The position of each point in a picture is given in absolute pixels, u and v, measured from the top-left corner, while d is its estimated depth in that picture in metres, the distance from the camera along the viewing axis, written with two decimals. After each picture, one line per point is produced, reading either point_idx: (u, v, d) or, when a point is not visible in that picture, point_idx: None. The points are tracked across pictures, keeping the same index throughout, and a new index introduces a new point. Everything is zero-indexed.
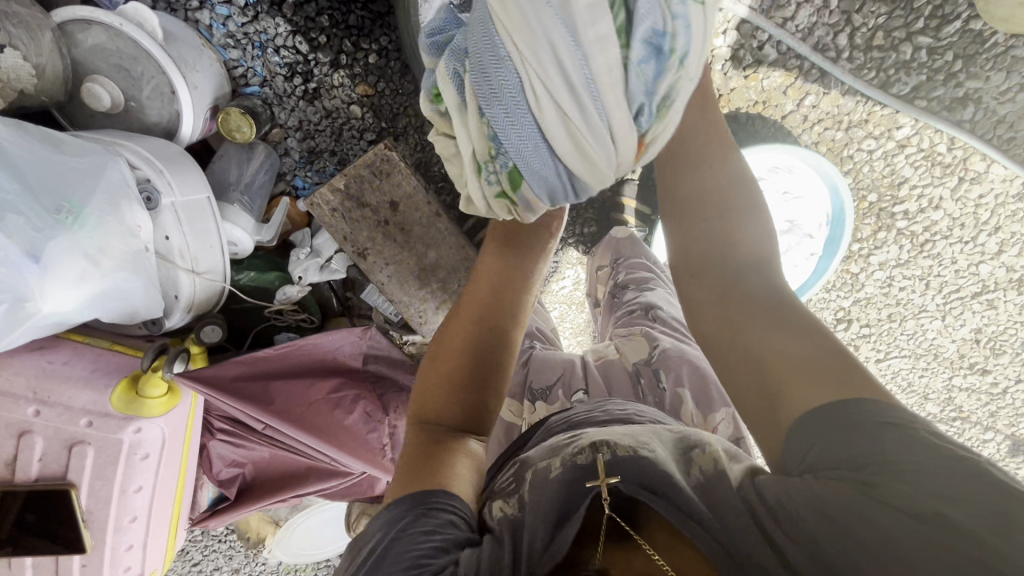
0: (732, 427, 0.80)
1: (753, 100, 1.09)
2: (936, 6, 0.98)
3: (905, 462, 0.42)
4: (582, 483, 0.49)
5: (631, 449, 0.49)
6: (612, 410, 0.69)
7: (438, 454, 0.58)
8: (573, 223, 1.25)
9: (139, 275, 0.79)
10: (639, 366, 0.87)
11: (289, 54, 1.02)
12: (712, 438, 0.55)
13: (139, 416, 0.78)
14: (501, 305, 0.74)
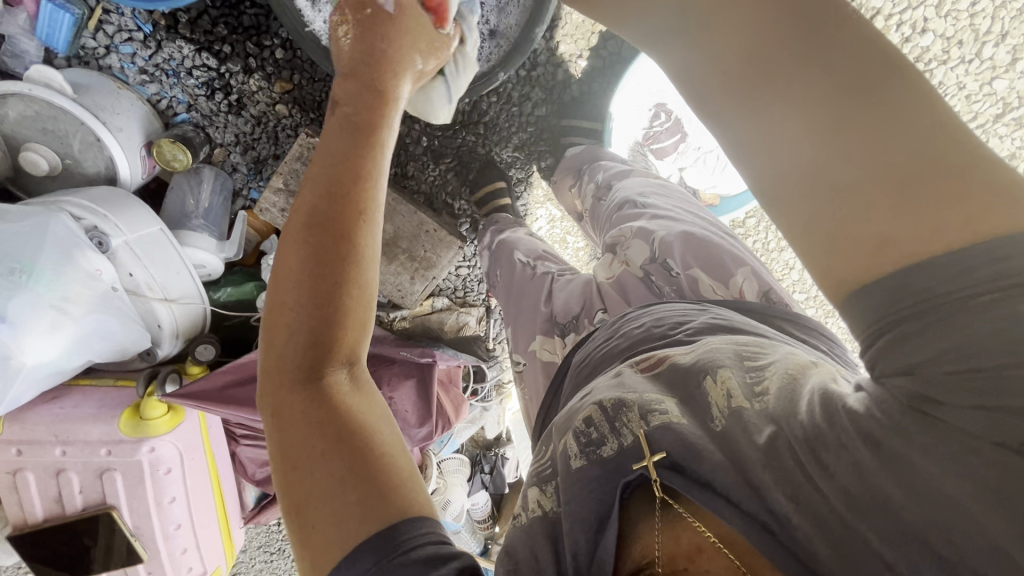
0: (755, 285, 0.76)
1: None
2: None
3: (975, 350, 0.35)
4: (633, 465, 0.47)
5: (664, 419, 0.48)
6: (630, 330, 0.68)
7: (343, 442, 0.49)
8: (528, 160, 1.22)
9: (113, 314, 0.86)
10: (646, 266, 0.81)
11: (202, 73, 1.05)
12: (725, 351, 0.54)
13: (150, 437, 0.85)
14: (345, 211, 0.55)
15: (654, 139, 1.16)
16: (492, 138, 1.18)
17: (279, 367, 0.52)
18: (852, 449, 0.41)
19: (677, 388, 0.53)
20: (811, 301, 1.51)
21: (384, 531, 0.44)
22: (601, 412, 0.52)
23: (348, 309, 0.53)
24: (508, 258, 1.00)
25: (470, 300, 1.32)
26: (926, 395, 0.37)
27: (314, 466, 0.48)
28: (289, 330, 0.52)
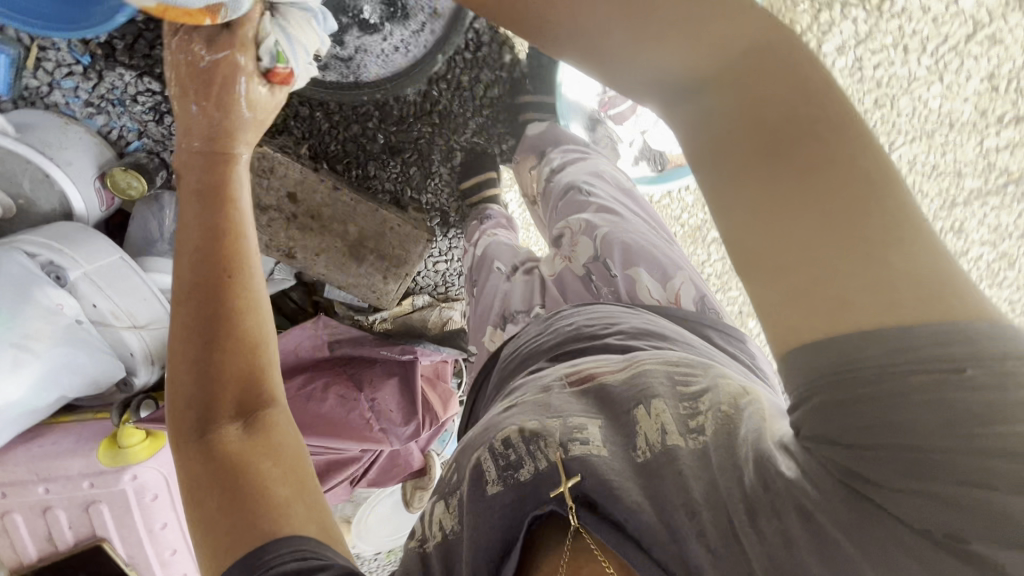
0: (692, 289, 0.78)
1: None
2: None
3: (920, 432, 0.38)
4: (549, 494, 0.48)
5: (585, 450, 0.49)
6: (561, 327, 0.71)
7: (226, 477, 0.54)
8: (488, 144, 1.21)
9: (79, 347, 0.86)
10: (589, 265, 0.82)
11: (148, 98, 1.04)
12: (657, 374, 0.56)
13: (130, 465, 0.85)
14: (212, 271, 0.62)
15: (611, 105, 1.14)
16: (448, 126, 1.17)
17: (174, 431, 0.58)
18: (785, 519, 0.44)
19: (605, 407, 0.54)
20: None
21: (252, 551, 0.49)
22: (519, 434, 0.52)
23: (230, 368, 0.60)
24: (487, 266, 0.98)
25: (451, 294, 1.33)
26: (853, 468, 0.41)
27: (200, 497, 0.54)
28: (182, 387, 0.60)
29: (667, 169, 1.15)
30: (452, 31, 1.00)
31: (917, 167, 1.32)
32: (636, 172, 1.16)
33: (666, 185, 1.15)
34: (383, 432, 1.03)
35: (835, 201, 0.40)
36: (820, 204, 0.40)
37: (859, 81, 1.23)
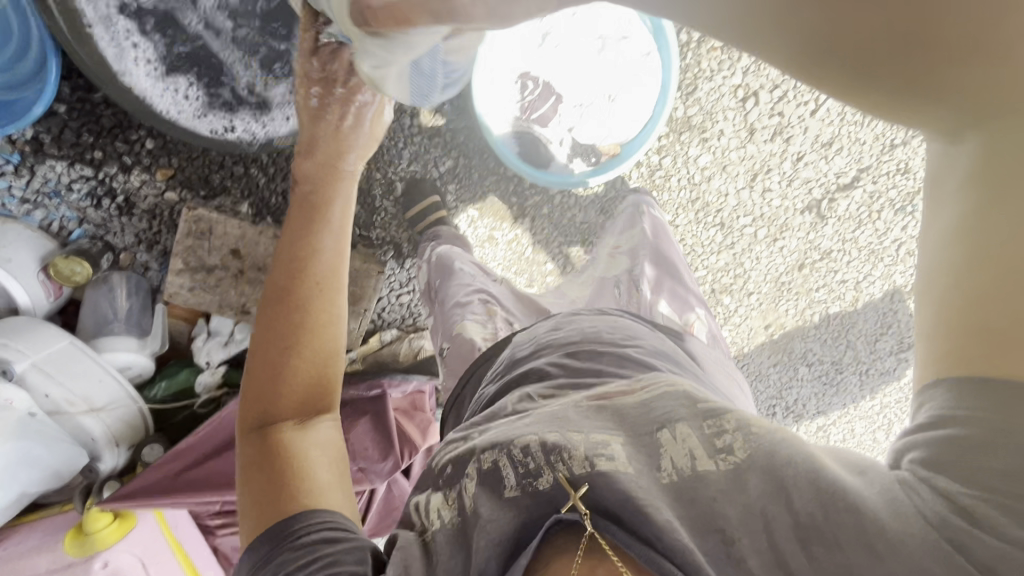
0: (705, 328, 1.08)
1: None
2: None
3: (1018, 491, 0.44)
4: (562, 509, 0.53)
5: (606, 466, 0.54)
6: (579, 326, 0.85)
7: (273, 459, 0.71)
8: (425, 170, 1.23)
9: (35, 440, 0.85)
10: (626, 279, 1.11)
11: (82, 185, 1.06)
12: (679, 397, 0.63)
13: (98, 552, 0.86)
14: (295, 295, 0.83)
15: (532, 109, 1.13)
16: (382, 160, 1.20)
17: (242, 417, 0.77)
18: (847, 551, 0.49)
19: (625, 425, 0.60)
20: (759, 222, 1.50)
21: (278, 520, 0.64)
22: (540, 444, 0.57)
23: (298, 381, 0.79)
24: (449, 274, 1.11)
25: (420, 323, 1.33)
26: (965, 505, 0.46)
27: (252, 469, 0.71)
28: (259, 382, 0.79)
29: (603, 162, 1.18)
30: None
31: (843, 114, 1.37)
32: (572, 170, 1.18)
33: (603, 177, 1.17)
34: (361, 472, 1.06)
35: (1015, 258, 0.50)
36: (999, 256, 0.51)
37: None
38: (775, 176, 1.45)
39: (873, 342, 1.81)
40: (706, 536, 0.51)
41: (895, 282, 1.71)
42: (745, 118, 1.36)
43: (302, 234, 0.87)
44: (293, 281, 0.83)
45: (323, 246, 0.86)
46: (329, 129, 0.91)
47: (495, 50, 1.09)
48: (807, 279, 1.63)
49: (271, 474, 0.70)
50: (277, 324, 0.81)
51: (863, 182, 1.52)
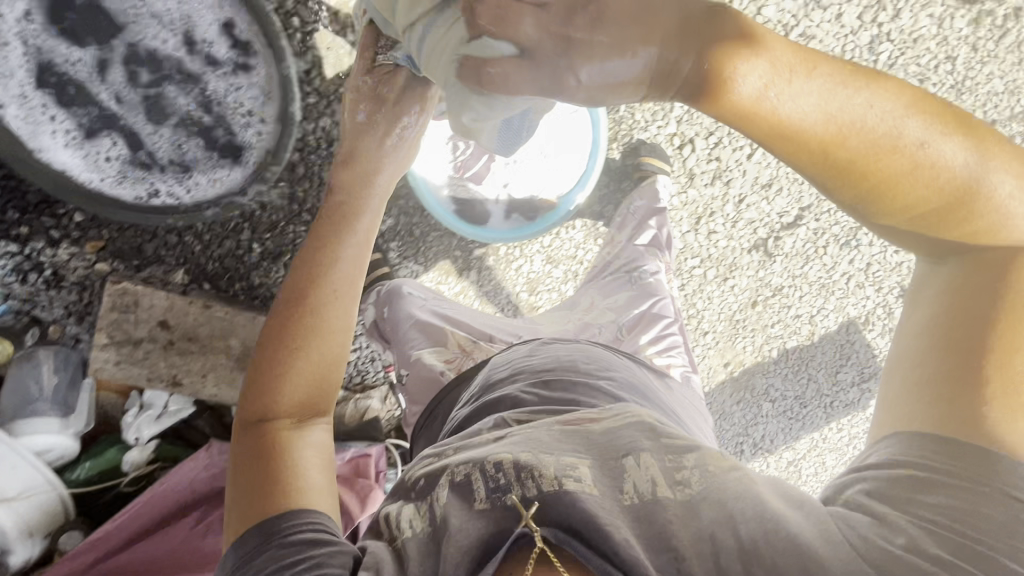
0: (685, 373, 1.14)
1: None
2: None
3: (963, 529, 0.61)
4: (519, 524, 0.59)
5: (557, 484, 0.61)
6: (559, 355, 0.95)
7: (267, 458, 0.76)
8: None
9: None
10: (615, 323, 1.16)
11: (8, 261, 1.05)
12: (640, 421, 0.75)
13: None
14: (313, 294, 0.85)
15: (465, 168, 1.15)
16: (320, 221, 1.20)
17: (241, 404, 0.82)
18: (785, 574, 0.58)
19: (596, 455, 0.68)
20: (707, 263, 1.52)
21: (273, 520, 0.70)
22: (512, 461, 0.65)
23: (305, 377, 0.82)
24: (404, 305, 1.15)
25: (369, 382, 1.30)
26: (930, 531, 0.62)
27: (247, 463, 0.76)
28: (268, 372, 0.82)
29: (540, 215, 1.19)
30: (284, 136, 1.00)
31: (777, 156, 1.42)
32: (510, 225, 1.19)
33: (542, 230, 1.18)
34: None
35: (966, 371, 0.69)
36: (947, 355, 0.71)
37: None
38: (719, 218, 1.47)
39: (834, 374, 1.82)
40: (658, 553, 0.58)
41: (849, 313, 1.73)
42: (684, 164, 1.39)
43: (329, 229, 0.89)
44: (309, 283, 0.86)
45: (348, 251, 0.89)
46: (370, 128, 0.94)
47: None
48: (761, 316, 1.64)
49: (264, 473, 0.75)
50: (292, 318, 0.84)
51: (806, 220, 1.55)
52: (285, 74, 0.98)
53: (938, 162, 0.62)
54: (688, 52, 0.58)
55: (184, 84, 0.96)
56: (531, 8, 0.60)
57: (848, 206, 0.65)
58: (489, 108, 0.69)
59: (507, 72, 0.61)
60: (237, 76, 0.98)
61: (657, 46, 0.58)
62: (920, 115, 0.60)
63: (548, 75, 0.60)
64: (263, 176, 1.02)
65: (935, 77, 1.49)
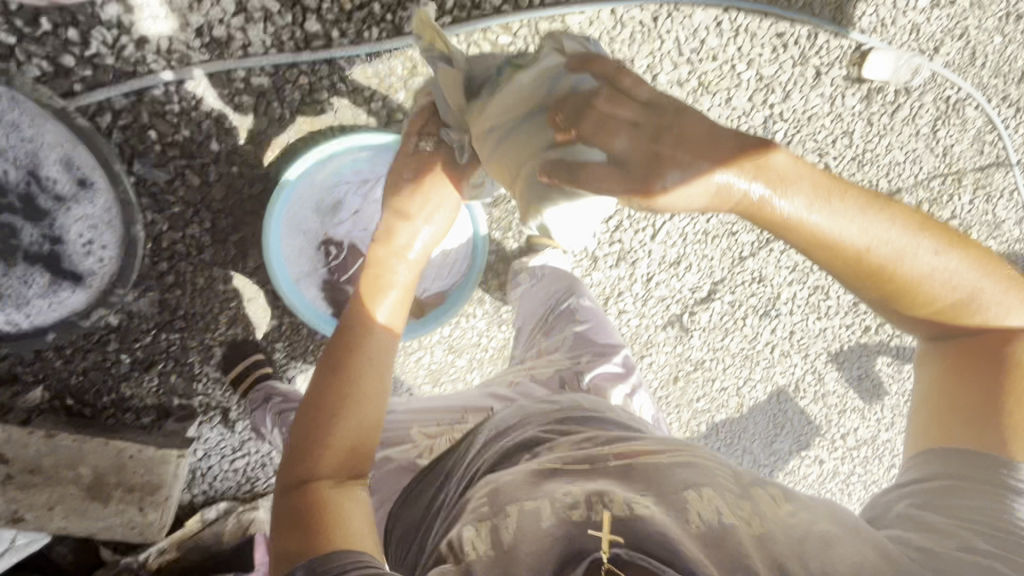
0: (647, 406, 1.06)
1: (292, 128, 1.07)
2: None
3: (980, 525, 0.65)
4: (587, 538, 0.57)
5: (628, 507, 0.59)
6: (577, 396, 0.93)
7: (314, 506, 0.70)
8: (245, 332, 1.18)
9: None
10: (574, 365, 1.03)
11: None
12: (711, 466, 0.71)
13: None
14: (369, 340, 0.83)
15: (342, 273, 1.10)
16: (195, 327, 1.14)
17: (290, 449, 0.76)
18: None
19: (654, 488, 0.65)
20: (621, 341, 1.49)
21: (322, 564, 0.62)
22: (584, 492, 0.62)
23: (346, 436, 0.76)
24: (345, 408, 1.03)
25: (259, 490, 1.27)
26: (959, 536, 0.64)
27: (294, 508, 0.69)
28: (317, 417, 0.77)
29: (427, 312, 1.16)
30: (128, 270, 0.97)
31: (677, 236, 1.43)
32: None
33: (431, 327, 1.15)
34: None
35: (969, 418, 0.73)
36: (960, 409, 0.75)
37: None
38: (628, 298, 1.45)
39: (769, 442, 1.78)
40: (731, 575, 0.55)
41: (778, 383, 1.70)
42: (585, 248, 1.37)
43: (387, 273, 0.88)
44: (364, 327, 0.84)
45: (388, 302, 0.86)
46: (413, 199, 0.91)
47: (292, 220, 1.03)
48: (684, 390, 1.61)
49: (312, 517, 0.68)
50: (346, 362, 0.81)
51: (721, 294, 1.54)
52: (127, 197, 0.94)
53: (952, 269, 0.67)
54: (747, 178, 0.62)
55: (30, 219, 0.92)
56: (628, 125, 0.63)
57: (872, 296, 0.71)
58: (572, 201, 0.82)
59: (604, 177, 0.64)
60: (80, 206, 0.93)
61: (732, 167, 0.62)
62: (931, 232, 0.65)
63: (644, 181, 0.62)
64: (109, 298, 1.00)
65: (832, 151, 1.51)
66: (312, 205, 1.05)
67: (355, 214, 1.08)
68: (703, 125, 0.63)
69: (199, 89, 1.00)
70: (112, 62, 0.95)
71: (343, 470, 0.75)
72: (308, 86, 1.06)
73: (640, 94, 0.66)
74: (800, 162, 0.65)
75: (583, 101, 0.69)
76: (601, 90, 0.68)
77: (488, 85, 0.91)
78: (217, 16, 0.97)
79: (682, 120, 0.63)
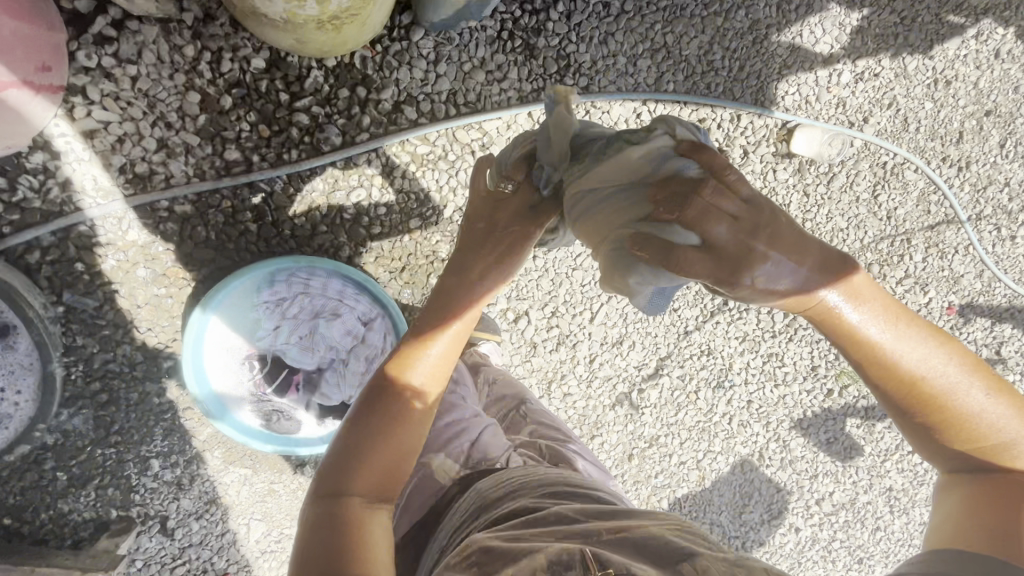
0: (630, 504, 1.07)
1: (217, 247, 1.12)
2: (265, 85, 1.08)
3: None
4: None
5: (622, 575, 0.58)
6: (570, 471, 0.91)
7: (348, 527, 0.66)
8: (181, 442, 1.20)
9: None
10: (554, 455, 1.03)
11: None
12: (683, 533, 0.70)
13: None
14: (433, 351, 0.78)
15: (265, 384, 1.12)
16: (130, 442, 1.16)
17: (336, 446, 0.72)
18: None
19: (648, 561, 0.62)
20: (570, 423, 1.49)
21: None
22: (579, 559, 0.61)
23: (386, 458, 0.71)
24: None
25: None
26: None
27: (325, 524, 0.66)
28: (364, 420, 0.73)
29: None
30: (47, 401, 1.06)
31: (615, 316, 1.44)
32: (321, 430, 1.15)
33: None
34: None
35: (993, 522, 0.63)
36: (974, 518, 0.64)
37: (524, 273, 1.35)
38: (572, 380, 1.45)
39: (739, 514, 1.73)
40: None
41: (739, 453, 1.66)
42: (523, 335, 1.39)
43: (455, 282, 0.84)
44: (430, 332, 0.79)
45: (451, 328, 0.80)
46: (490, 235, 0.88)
47: (213, 339, 1.08)
48: (641, 467, 1.58)
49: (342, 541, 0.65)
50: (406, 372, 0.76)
51: (669, 370, 1.53)
52: (43, 340, 1.03)
53: (1003, 422, 0.67)
54: (825, 284, 0.72)
55: None
56: (729, 216, 0.69)
57: (913, 422, 0.70)
58: (655, 277, 0.78)
59: (693, 259, 0.70)
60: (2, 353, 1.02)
61: (813, 272, 0.71)
62: (980, 373, 0.68)
63: (729, 270, 0.70)
64: (31, 432, 1.08)
65: None
66: (232, 323, 1.09)
67: (274, 328, 1.11)
68: (796, 233, 0.72)
69: (125, 219, 1.06)
70: (38, 205, 1.01)
71: (381, 488, 0.71)
72: (232, 208, 1.11)
73: (742, 191, 0.71)
74: (876, 286, 0.73)
75: (690, 185, 0.71)
76: (709, 180, 0.70)
77: (594, 148, 0.85)
78: (138, 153, 1.04)
79: (777, 225, 0.71)
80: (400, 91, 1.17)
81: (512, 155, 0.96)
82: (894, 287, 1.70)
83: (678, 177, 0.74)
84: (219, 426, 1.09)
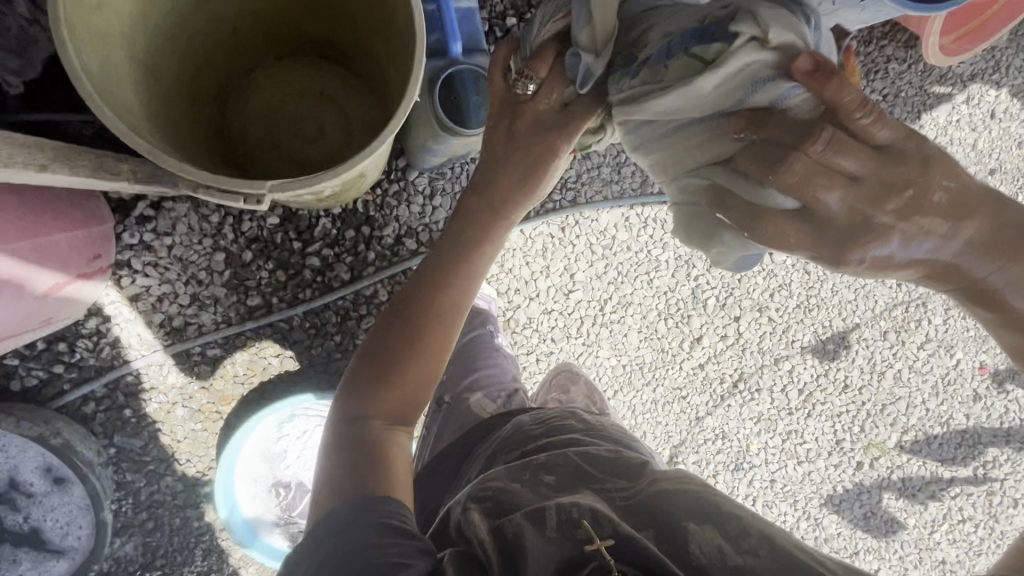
0: None
1: (245, 380, 1.23)
2: (280, 237, 1.21)
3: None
4: (584, 547, 0.58)
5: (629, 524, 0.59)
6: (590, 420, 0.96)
7: (374, 446, 0.72)
8: (219, 562, 1.26)
9: None
10: None
11: None
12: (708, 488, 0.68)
13: None
14: (453, 277, 0.78)
15: (291, 508, 1.21)
16: (173, 565, 1.24)
17: (361, 366, 0.75)
18: None
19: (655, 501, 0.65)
20: None
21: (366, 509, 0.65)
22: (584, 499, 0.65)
23: (406, 381, 0.75)
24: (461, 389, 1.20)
25: None
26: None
27: (350, 444, 0.72)
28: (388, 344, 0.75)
29: None
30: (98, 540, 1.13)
31: (623, 408, 1.47)
32: None
33: None
34: None
35: None
36: None
37: (528, 375, 1.41)
38: None
39: None
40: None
41: None
42: None
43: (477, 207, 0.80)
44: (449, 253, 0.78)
45: (474, 253, 0.78)
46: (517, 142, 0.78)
47: (242, 472, 1.19)
48: None
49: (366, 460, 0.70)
50: (430, 298, 0.77)
51: (684, 456, 1.53)
52: (94, 488, 1.11)
53: None
54: (990, 261, 0.63)
55: (12, 512, 1.10)
56: (847, 180, 0.58)
57: None
58: (740, 245, 0.74)
59: (784, 228, 0.62)
60: (60, 501, 1.11)
61: (975, 251, 0.63)
62: None
63: (839, 244, 0.61)
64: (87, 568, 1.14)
65: (773, 304, 1.53)
66: (258, 455, 1.20)
67: (296, 455, 1.22)
68: (955, 194, 0.60)
69: (165, 365, 1.19)
70: (93, 361, 1.16)
71: (405, 409, 0.75)
72: (256, 345, 1.23)
73: (877, 136, 0.58)
74: None
75: (795, 137, 0.59)
76: (827, 128, 0.57)
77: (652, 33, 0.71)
78: (175, 309, 1.18)
79: (931, 176, 0.59)
80: (401, 224, 1.28)
81: (539, 36, 0.78)
82: (916, 353, 1.65)
83: (778, 109, 0.62)
84: (252, 552, 1.18)
